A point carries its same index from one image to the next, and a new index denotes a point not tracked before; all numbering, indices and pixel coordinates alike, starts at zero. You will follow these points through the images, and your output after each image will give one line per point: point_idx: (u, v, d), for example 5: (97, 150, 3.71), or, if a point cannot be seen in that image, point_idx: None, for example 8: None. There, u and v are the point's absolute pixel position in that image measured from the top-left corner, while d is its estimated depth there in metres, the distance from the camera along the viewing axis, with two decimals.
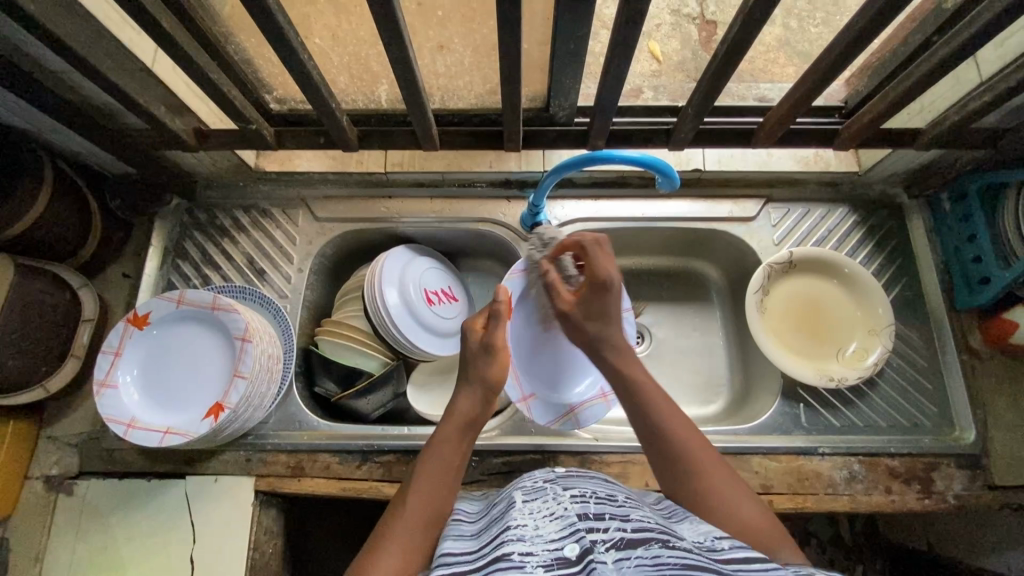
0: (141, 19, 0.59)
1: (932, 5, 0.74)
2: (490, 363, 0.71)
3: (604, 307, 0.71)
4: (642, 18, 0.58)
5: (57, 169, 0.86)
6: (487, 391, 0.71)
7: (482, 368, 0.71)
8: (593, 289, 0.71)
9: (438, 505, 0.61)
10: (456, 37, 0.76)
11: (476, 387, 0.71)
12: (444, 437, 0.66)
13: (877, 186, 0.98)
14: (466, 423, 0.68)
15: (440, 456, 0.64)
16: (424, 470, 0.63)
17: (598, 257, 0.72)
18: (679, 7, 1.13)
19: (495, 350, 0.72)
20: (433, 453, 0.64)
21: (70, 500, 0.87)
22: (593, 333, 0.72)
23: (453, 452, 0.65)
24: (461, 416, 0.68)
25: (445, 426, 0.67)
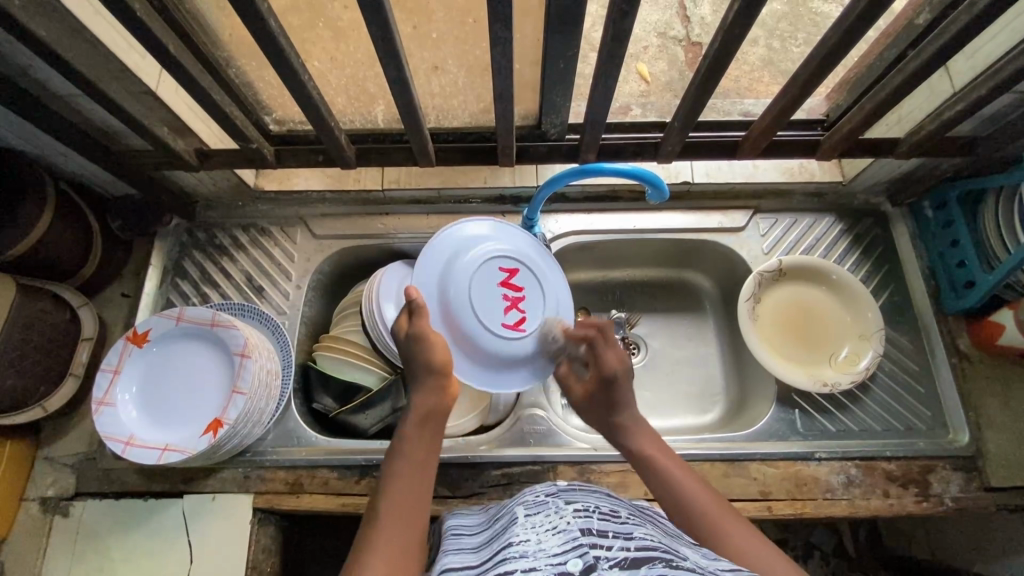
0: (150, 45, 0.61)
1: (904, 21, 0.78)
2: (428, 349, 0.70)
3: (614, 400, 0.72)
4: (627, 35, 0.61)
5: (60, 191, 0.88)
6: (439, 380, 0.68)
7: (420, 354, 0.70)
8: (602, 384, 0.74)
9: (418, 499, 0.59)
10: (450, 57, 0.79)
11: (426, 377, 0.69)
12: (405, 439, 0.64)
13: (859, 196, 1.01)
14: (426, 418, 0.66)
15: (409, 456, 0.62)
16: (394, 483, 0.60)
17: (606, 352, 0.75)
18: (665, 31, 1.17)
19: (422, 337, 0.70)
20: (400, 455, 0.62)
21: (65, 520, 0.86)
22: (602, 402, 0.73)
23: (420, 449, 0.63)
24: (421, 411, 0.66)
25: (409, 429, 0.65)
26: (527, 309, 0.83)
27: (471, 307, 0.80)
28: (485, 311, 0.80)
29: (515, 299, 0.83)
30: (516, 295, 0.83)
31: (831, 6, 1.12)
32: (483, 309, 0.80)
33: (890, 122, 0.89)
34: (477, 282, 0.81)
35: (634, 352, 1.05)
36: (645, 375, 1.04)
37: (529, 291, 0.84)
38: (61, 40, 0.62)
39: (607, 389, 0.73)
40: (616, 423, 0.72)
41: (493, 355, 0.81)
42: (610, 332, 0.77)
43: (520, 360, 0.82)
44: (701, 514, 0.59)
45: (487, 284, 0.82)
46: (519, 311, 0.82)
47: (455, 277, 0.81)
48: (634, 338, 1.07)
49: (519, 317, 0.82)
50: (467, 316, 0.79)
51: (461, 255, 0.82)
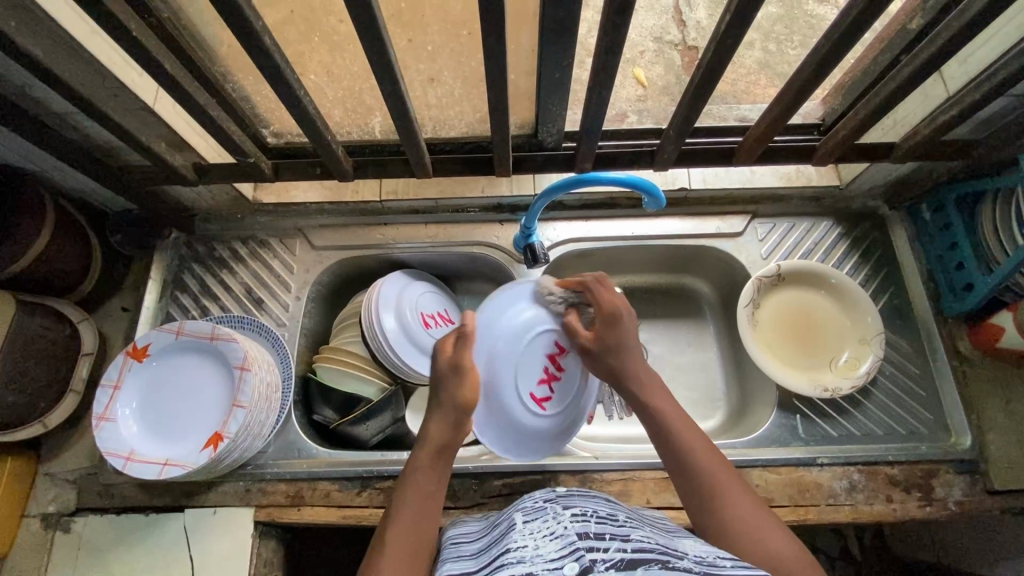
0: (146, 63, 0.61)
1: (897, 25, 0.79)
2: (461, 384, 0.69)
3: (621, 339, 0.73)
4: (621, 46, 0.61)
5: (58, 207, 0.88)
6: (459, 416, 0.68)
7: (452, 389, 0.69)
8: (605, 323, 0.74)
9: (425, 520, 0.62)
10: (445, 70, 0.81)
11: (448, 410, 0.68)
12: (418, 467, 0.65)
13: (858, 199, 1.00)
14: (441, 448, 0.67)
15: (420, 483, 0.64)
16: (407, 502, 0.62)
17: (602, 292, 0.76)
18: (661, 35, 1.17)
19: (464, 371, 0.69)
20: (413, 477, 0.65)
21: (66, 536, 0.86)
22: (613, 345, 0.73)
23: (430, 479, 0.65)
24: (437, 442, 0.67)
25: (423, 452, 0.67)
26: (559, 391, 0.82)
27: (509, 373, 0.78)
28: (522, 377, 0.79)
29: (553, 375, 0.81)
30: (556, 373, 0.81)
31: (826, 8, 1.13)
32: (519, 377, 0.79)
33: (885, 126, 0.90)
34: (527, 348, 0.79)
35: None
36: None
37: (570, 373, 0.82)
38: (58, 59, 0.63)
39: (613, 325, 0.73)
40: (629, 366, 0.72)
41: (508, 422, 0.80)
42: (607, 278, 0.78)
43: (526, 431, 0.82)
44: (710, 487, 0.63)
45: (535, 354, 0.79)
46: (550, 388, 0.81)
47: (508, 334, 0.78)
48: None
49: (548, 393, 0.81)
50: (503, 381, 0.78)
51: (516, 312, 0.79)
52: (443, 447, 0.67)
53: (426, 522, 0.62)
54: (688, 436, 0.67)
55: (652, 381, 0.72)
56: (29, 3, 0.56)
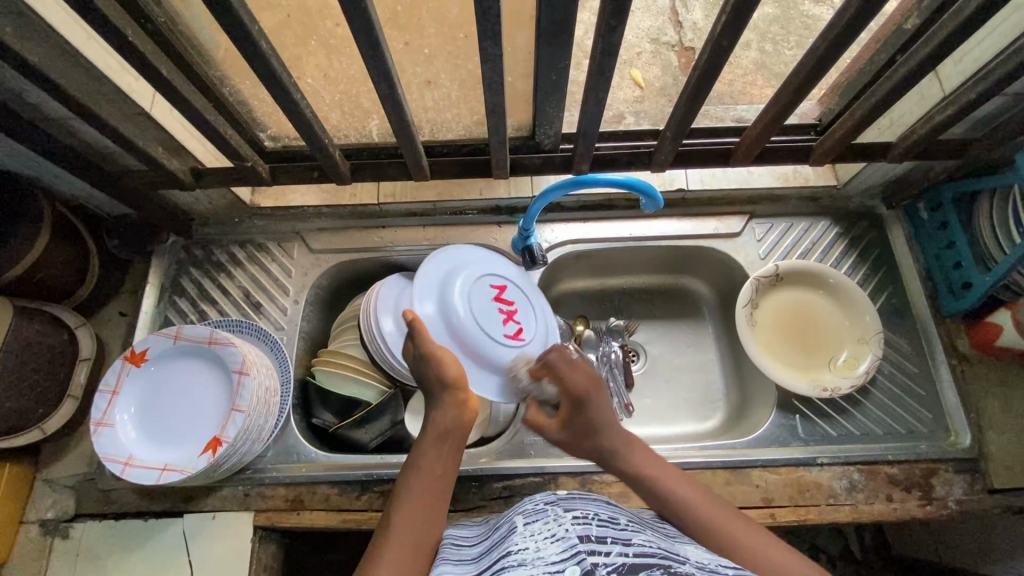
0: (142, 67, 0.61)
1: (893, 25, 0.79)
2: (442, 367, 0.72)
3: (591, 422, 0.74)
4: (618, 48, 0.61)
5: (55, 212, 0.88)
6: (457, 396, 0.70)
7: (435, 372, 0.72)
8: (573, 405, 0.75)
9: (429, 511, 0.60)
10: (443, 72, 0.82)
11: (442, 395, 0.71)
12: (425, 450, 0.66)
13: (855, 199, 1.00)
14: (443, 435, 0.67)
15: (423, 472, 0.63)
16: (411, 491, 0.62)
17: (569, 375, 0.79)
18: (658, 36, 1.18)
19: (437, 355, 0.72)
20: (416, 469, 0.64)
21: (65, 542, 0.86)
22: (585, 433, 0.73)
23: (434, 469, 0.64)
24: (444, 427, 0.68)
25: (425, 442, 0.67)
26: (523, 321, 0.88)
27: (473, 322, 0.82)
28: (487, 324, 0.84)
29: (510, 311, 0.87)
30: (509, 308, 0.88)
31: (822, 9, 1.13)
32: (486, 322, 0.84)
33: (882, 126, 0.90)
34: (475, 296, 0.85)
35: (634, 359, 1.05)
36: (645, 382, 1.03)
37: (519, 304, 0.89)
38: (54, 65, 0.63)
39: (579, 409, 0.75)
40: (602, 441, 0.72)
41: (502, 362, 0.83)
42: (569, 354, 0.82)
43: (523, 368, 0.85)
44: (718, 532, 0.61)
45: (483, 300, 0.86)
46: (515, 322, 0.87)
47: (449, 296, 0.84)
48: (633, 345, 1.06)
49: (517, 326, 0.86)
50: (472, 331, 0.82)
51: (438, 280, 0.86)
52: (450, 433, 0.68)
53: (432, 505, 0.61)
54: (679, 487, 0.66)
55: (630, 444, 0.71)
56: (24, 8, 0.56)
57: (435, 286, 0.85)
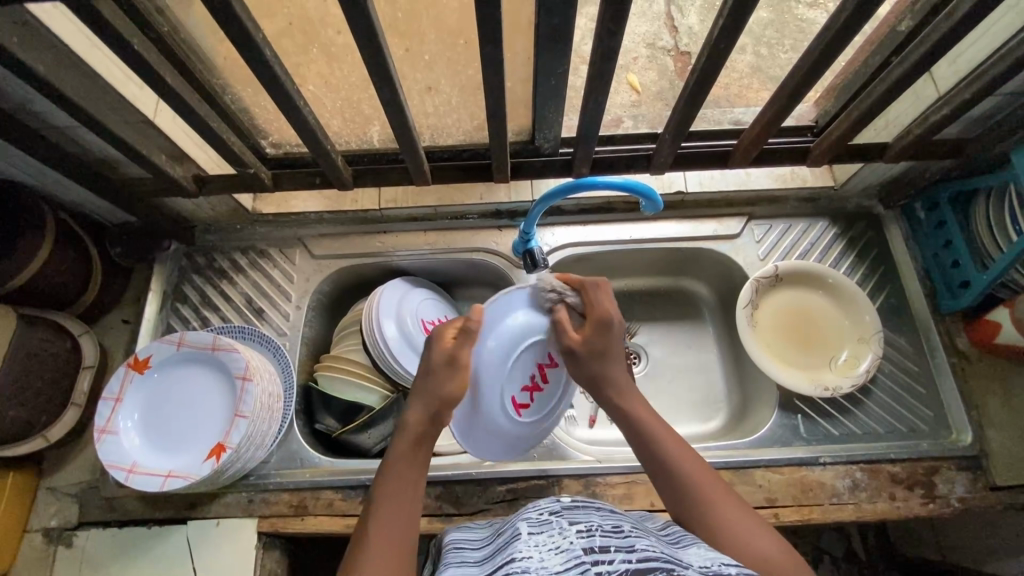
0: (147, 76, 0.62)
1: (887, 28, 0.80)
2: (450, 380, 0.69)
3: (607, 346, 0.74)
4: (616, 53, 0.62)
5: (58, 220, 0.88)
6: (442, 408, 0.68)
7: (439, 384, 0.69)
8: (596, 327, 0.74)
9: (406, 515, 0.59)
10: (443, 78, 0.83)
11: (430, 398, 0.68)
12: (397, 456, 0.64)
13: (853, 199, 1.01)
14: (417, 438, 0.66)
15: (397, 474, 0.62)
16: (387, 492, 0.61)
17: (598, 297, 0.76)
18: (654, 41, 1.19)
19: (460, 367, 0.70)
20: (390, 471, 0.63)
21: (69, 551, 0.85)
22: (596, 361, 0.74)
23: (409, 469, 0.63)
24: (414, 430, 0.66)
25: (397, 446, 0.66)
26: (539, 399, 0.84)
27: (498, 376, 0.78)
28: (509, 380, 0.80)
29: (536, 383, 0.83)
30: (540, 381, 0.83)
31: (816, 13, 1.14)
32: (507, 384, 0.80)
33: (878, 127, 0.91)
34: (519, 356, 0.80)
35: (635, 361, 1.06)
36: (647, 384, 1.04)
37: (552, 386, 0.84)
38: (59, 74, 0.63)
39: (603, 333, 0.74)
40: (610, 373, 0.73)
41: (483, 424, 0.80)
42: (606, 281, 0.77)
43: (501, 434, 0.82)
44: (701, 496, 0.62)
45: (524, 361, 0.81)
46: (531, 396, 0.83)
47: (506, 339, 0.78)
48: (634, 347, 1.07)
49: (528, 400, 0.83)
50: (491, 384, 0.78)
51: (521, 317, 0.79)
52: (418, 435, 0.66)
53: (410, 510, 0.60)
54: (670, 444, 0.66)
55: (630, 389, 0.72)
56: (31, 19, 0.57)
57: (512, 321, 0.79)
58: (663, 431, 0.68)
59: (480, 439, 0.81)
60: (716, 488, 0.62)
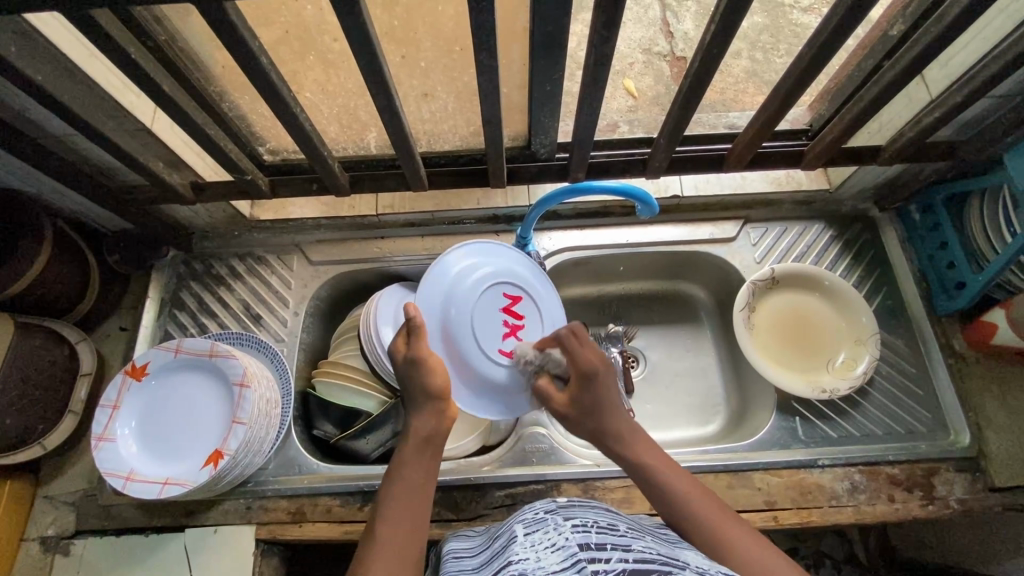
0: (145, 85, 0.62)
1: (879, 32, 0.81)
2: (427, 374, 0.69)
3: (598, 401, 0.69)
4: (611, 59, 0.62)
5: (57, 228, 0.88)
6: (438, 404, 0.68)
7: (421, 380, 0.69)
8: (581, 384, 0.70)
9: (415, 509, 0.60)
10: (439, 84, 0.83)
11: (425, 403, 0.68)
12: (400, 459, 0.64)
13: (848, 202, 1.02)
14: (424, 440, 0.65)
15: (404, 476, 0.62)
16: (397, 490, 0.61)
17: (579, 350, 0.71)
18: (650, 46, 1.20)
19: (423, 361, 0.69)
20: (401, 471, 0.63)
21: (66, 560, 0.85)
22: (591, 425, 0.69)
23: (415, 473, 0.63)
24: (419, 435, 0.66)
25: (406, 449, 0.65)
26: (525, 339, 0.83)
27: (471, 334, 0.79)
28: (482, 333, 0.80)
29: (514, 326, 0.83)
30: (515, 322, 0.83)
31: (810, 17, 1.15)
32: (488, 338, 0.80)
33: (871, 130, 0.91)
34: (479, 305, 0.81)
35: (634, 365, 1.06)
36: (645, 387, 1.04)
37: (529, 321, 0.84)
38: (57, 83, 0.64)
39: (590, 387, 0.69)
40: (609, 425, 0.68)
41: (487, 382, 0.80)
42: (583, 329, 0.74)
43: (507, 388, 0.81)
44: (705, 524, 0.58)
45: (488, 308, 0.82)
46: (515, 340, 0.82)
47: (456, 297, 0.80)
48: (632, 351, 1.07)
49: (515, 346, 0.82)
50: (466, 341, 0.79)
51: (468, 274, 0.82)
52: (425, 444, 0.66)
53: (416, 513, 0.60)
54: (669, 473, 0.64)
55: (633, 430, 0.68)
56: (30, 30, 0.57)
57: (455, 275, 0.82)
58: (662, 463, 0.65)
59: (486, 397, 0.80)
60: (726, 518, 0.58)
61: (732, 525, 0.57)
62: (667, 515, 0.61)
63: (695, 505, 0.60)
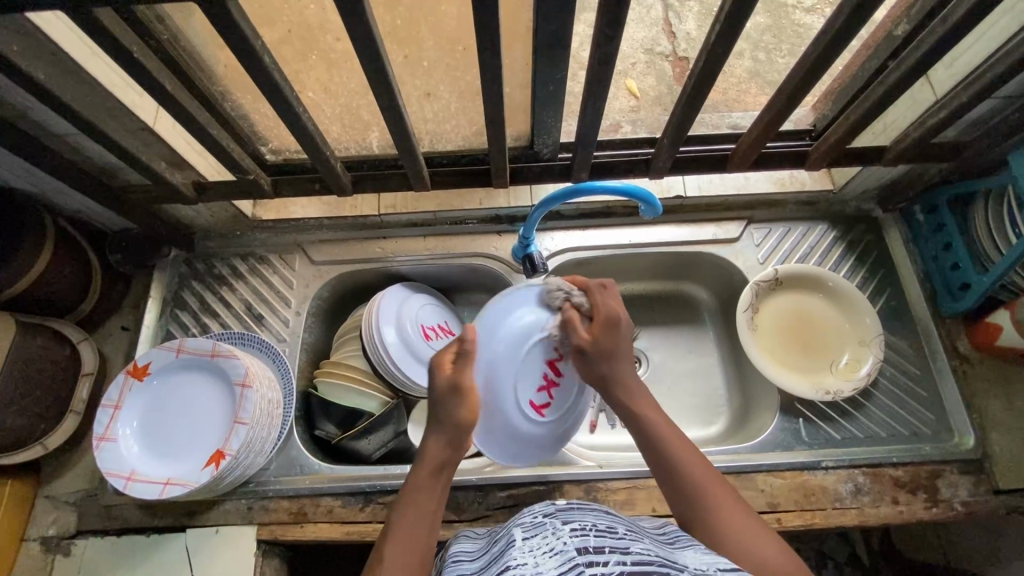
0: (147, 84, 0.62)
1: (884, 31, 0.80)
2: (458, 406, 0.67)
3: (617, 346, 0.72)
4: (614, 59, 0.62)
5: (58, 228, 0.88)
6: (458, 433, 0.67)
7: (449, 410, 0.67)
8: (605, 324, 0.72)
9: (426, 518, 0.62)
10: (441, 84, 0.83)
11: (448, 427, 0.67)
12: (418, 482, 0.64)
13: (852, 202, 1.01)
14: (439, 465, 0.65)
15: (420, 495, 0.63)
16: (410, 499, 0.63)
17: (607, 297, 0.74)
18: (652, 47, 1.20)
19: (462, 392, 0.67)
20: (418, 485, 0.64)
21: (67, 560, 0.85)
22: (604, 366, 0.71)
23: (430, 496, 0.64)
24: (436, 457, 0.66)
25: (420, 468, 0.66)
26: (559, 395, 0.79)
27: (511, 382, 0.75)
28: (522, 382, 0.76)
29: (552, 381, 0.78)
30: (555, 377, 0.78)
31: (813, 17, 1.15)
32: (525, 388, 0.76)
33: (876, 130, 0.91)
34: (528, 357, 0.75)
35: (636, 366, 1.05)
36: (647, 388, 1.03)
37: (569, 376, 0.79)
38: (59, 82, 0.64)
39: (613, 332, 0.72)
40: (621, 374, 0.71)
41: (507, 430, 0.78)
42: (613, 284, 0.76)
43: (535, 441, 0.80)
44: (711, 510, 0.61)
45: (536, 358, 0.76)
46: (549, 394, 0.78)
47: (510, 341, 0.74)
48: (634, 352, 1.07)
49: (547, 399, 0.78)
50: (504, 388, 0.74)
51: (517, 317, 0.75)
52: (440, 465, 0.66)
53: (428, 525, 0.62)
54: (681, 452, 0.66)
55: (645, 399, 0.71)
56: (32, 28, 0.57)
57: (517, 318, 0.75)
58: (674, 440, 0.67)
59: (525, 448, 0.81)
60: (734, 510, 0.61)
61: (745, 522, 0.60)
62: (673, 491, 0.65)
63: (710, 497, 0.62)
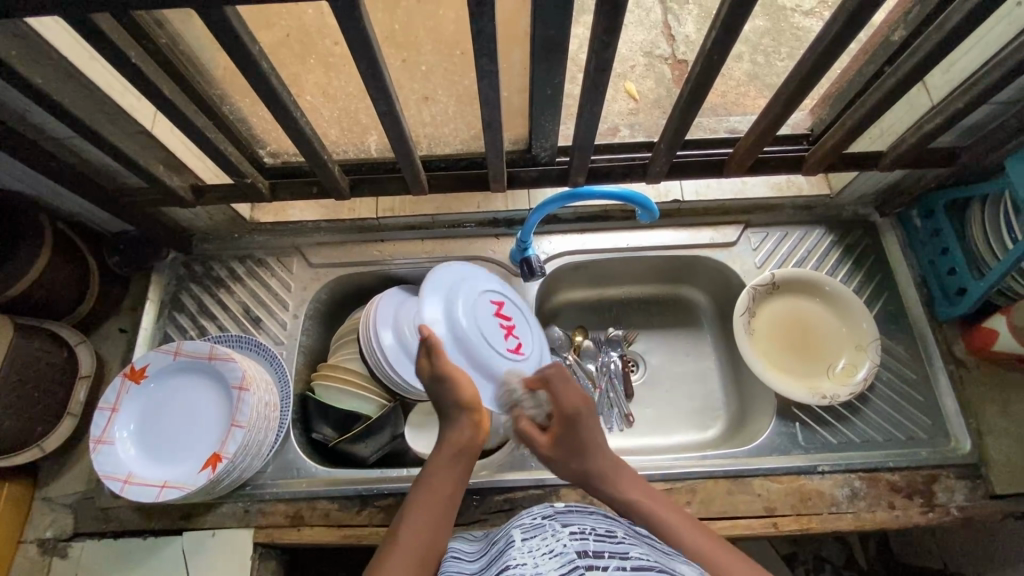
0: (145, 88, 0.62)
1: (881, 37, 0.81)
2: (456, 389, 0.71)
3: (579, 441, 0.72)
4: (611, 65, 0.62)
5: (57, 230, 0.88)
6: (471, 416, 0.71)
7: (450, 394, 0.71)
8: (563, 425, 0.73)
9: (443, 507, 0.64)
10: (439, 88, 0.83)
11: (459, 413, 0.71)
12: (438, 471, 0.67)
13: (849, 207, 1.02)
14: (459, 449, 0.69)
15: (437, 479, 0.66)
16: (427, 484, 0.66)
17: (563, 392, 0.75)
18: (651, 50, 1.20)
19: (448, 377, 0.72)
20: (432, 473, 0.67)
21: (64, 562, 0.85)
22: (575, 464, 0.72)
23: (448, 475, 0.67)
24: (455, 444, 0.69)
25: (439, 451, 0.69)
26: (521, 336, 0.89)
27: (483, 340, 0.82)
28: (491, 338, 0.84)
29: (509, 327, 0.88)
30: (509, 323, 0.88)
31: (811, 21, 1.15)
32: (497, 341, 0.84)
33: (873, 135, 0.91)
34: (480, 316, 0.85)
35: (633, 369, 1.06)
36: (644, 391, 1.03)
37: (517, 320, 0.90)
38: (57, 86, 0.64)
39: (571, 427, 0.72)
40: (591, 464, 0.72)
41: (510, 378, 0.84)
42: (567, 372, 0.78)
43: None
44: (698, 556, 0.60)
45: (485, 315, 0.86)
46: (514, 338, 0.88)
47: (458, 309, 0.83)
48: (632, 355, 1.07)
49: (516, 342, 0.88)
50: (481, 346, 0.82)
51: (454, 294, 0.84)
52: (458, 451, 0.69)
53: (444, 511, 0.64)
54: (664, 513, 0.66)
55: (620, 471, 0.72)
56: (31, 32, 0.57)
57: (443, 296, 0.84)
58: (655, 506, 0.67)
59: None
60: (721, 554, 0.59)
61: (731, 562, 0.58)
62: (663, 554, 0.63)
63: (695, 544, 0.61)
